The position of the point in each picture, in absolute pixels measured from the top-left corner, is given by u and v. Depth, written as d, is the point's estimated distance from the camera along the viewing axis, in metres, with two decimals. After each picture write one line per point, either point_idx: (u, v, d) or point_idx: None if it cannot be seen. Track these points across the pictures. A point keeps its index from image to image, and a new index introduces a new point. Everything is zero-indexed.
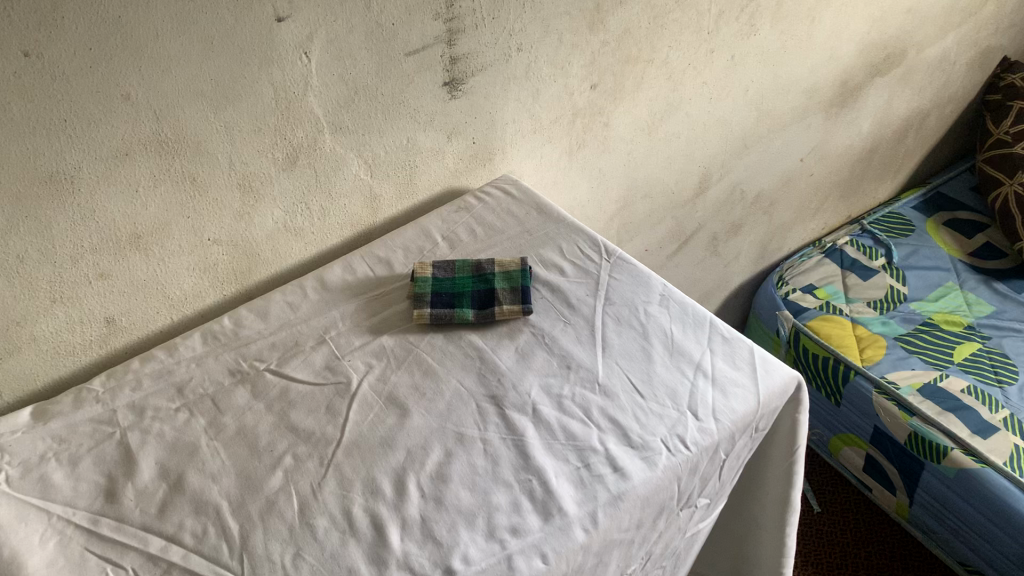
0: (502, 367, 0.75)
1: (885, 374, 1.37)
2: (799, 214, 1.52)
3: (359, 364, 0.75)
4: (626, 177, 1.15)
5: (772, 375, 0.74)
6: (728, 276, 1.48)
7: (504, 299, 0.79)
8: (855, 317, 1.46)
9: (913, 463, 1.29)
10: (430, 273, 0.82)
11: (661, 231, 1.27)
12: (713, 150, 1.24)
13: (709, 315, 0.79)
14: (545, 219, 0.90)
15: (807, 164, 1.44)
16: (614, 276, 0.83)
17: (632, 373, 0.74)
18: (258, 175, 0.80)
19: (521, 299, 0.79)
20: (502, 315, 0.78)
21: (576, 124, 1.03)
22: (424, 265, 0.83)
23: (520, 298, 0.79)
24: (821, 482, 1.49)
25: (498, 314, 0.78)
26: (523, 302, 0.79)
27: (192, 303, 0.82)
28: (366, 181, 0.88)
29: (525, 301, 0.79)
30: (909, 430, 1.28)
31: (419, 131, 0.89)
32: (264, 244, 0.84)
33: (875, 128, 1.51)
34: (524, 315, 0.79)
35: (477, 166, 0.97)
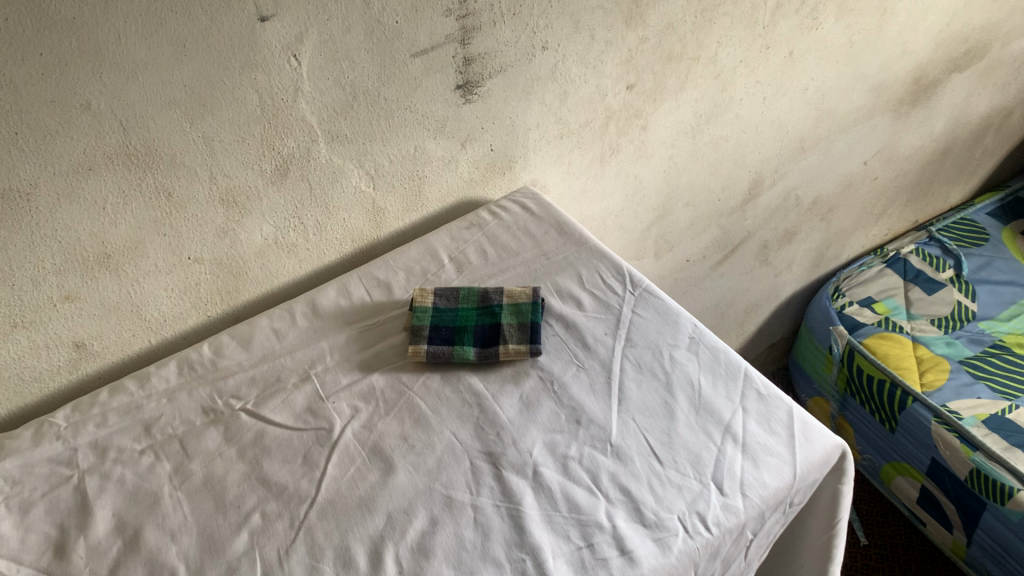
0: (503, 418, 0.66)
1: (947, 403, 1.25)
2: (860, 220, 1.40)
3: (344, 408, 0.67)
4: (666, 185, 1.04)
5: (812, 444, 0.64)
6: (778, 287, 1.37)
7: (510, 337, 0.70)
8: (916, 335, 1.34)
9: (976, 503, 1.17)
10: (432, 302, 0.74)
11: (705, 240, 1.16)
12: (767, 154, 1.12)
13: (744, 364, 0.69)
14: (566, 240, 0.80)
15: (871, 167, 1.31)
16: (638, 312, 0.73)
17: (649, 434, 0.65)
18: (244, 190, 0.72)
19: (530, 337, 0.70)
20: (506, 356, 0.69)
21: (609, 128, 0.93)
22: (425, 292, 0.74)
23: (528, 337, 0.70)
24: (870, 511, 1.37)
25: (502, 354, 0.69)
26: (532, 341, 0.70)
27: (173, 326, 0.75)
28: (368, 194, 0.80)
29: (533, 340, 0.70)
30: (971, 466, 1.16)
31: (429, 139, 0.80)
32: (253, 262, 0.76)
33: (949, 128, 1.38)
34: (532, 356, 0.70)
35: (496, 176, 0.88)
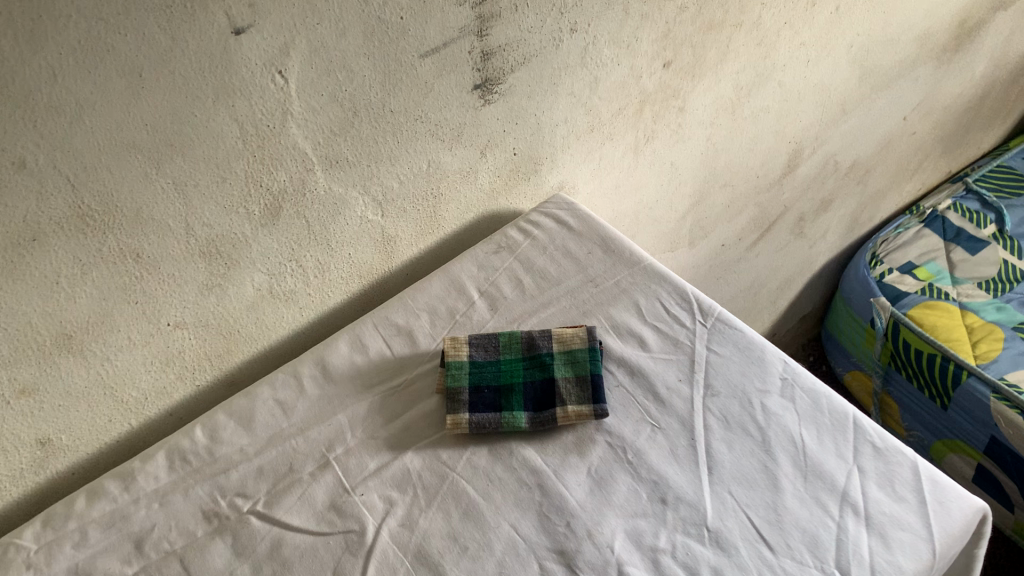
0: (571, 503, 0.54)
1: (1005, 375, 1.14)
2: (895, 178, 1.28)
3: (376, 502, 0.55)
4: (703, 169, 0.92)
5: (947, 511, 0.53)
6: (811, 259, 1.26)
7: (568, 395, 0.58)
8: (963, 303, 1.24)
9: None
10: (468, 355, 0.61)
11: (742, 221, 1.05)
12: (808, 122, 1.00)
13: (850, 410, 0.58)
14: (615, 261, 0.69)
15: (910, 123, 1.19)
16: (715, 350, 0.62)
17: (752, 511, 0.53)
18: (229, 238, 0.58)
19: (591, 394, 0.58)
20: (566, 420, 0.57)
21: (643, 114, 0.80)
22: (458, 341, 0.62)
23: (589, 393, 0.58)
24: None
25: (560, 418, 0.57)
26: (594, 400, 0.58)
27: (156, 403, 0.62)
28: (377, 223, 0.66)
29: (596, 397, 0.58)
30: None
31: (444, 152, 0.67)
32: (246, 318, 0.63)
33: (988, 72, 1.26)
34: (597, 418, 0.58)
35: (520, 182, 0.75)
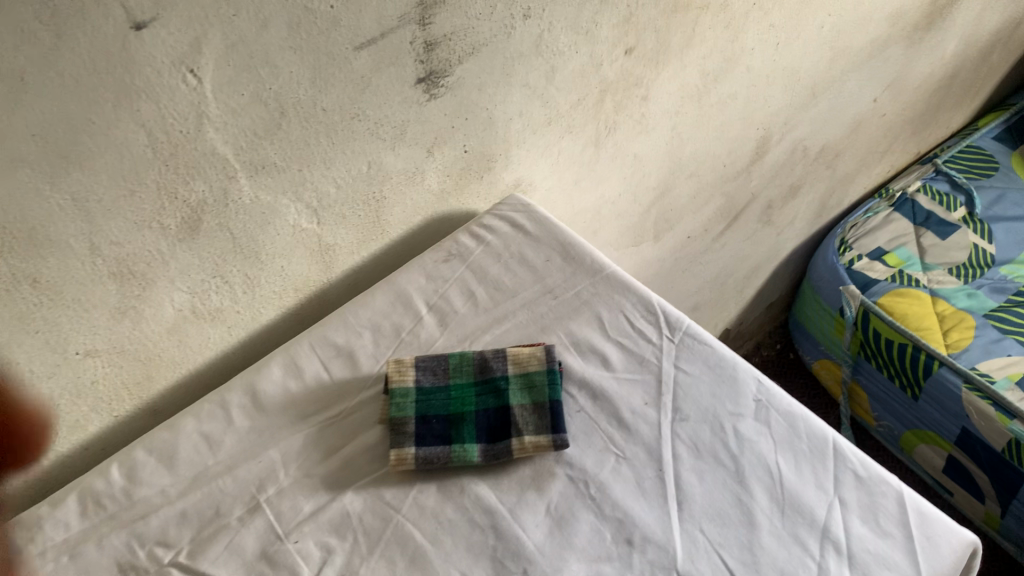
0: (528, 546, 0.49)
1: (976, 365, 1.10)
2: (864, 161, 1.24)
3: (312, 550, 0.49)
4: (668, 160, 0.87)
5: (936, 547, 0.48)
6: (778, 246, 1.22)
7: (525, 425, 0.53)
8: (934, 290, 1.20)
9: (1013, 475, 1.03)
10: (416, 381, 0.57)
11: (708, 211, 1.00)
12: (776, 107, 0.95)
13: (830, 433, 0.54)
14: (574, 269, 0.64)
15: (880, 104, 1.15)
16: (684, 368, 0.57)
17: (726, 551, 0.48)
18: (141, 256, 0.52)
19: (550, 423, 0.53)
20: (522, 453, 0.52)
21: (604, 104, 0.74)
22: (404, 365, 0.57)
23: (548, 422, 0.54)
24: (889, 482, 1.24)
25: (516, 451, 0.53)
26: (554, 430, 0.53)
27: (69, 439, 0.56)
28: (313, 232, 0.60)
29: (555, 426, 0.53)
30: (1009, 437, 1.02)
31: (386, 152, 0.60)
32: (167, 342, 0.57)
33: (960, 50, 1.22)
34: (556, 449, 0.53)
35: (472, 181, 0.69)
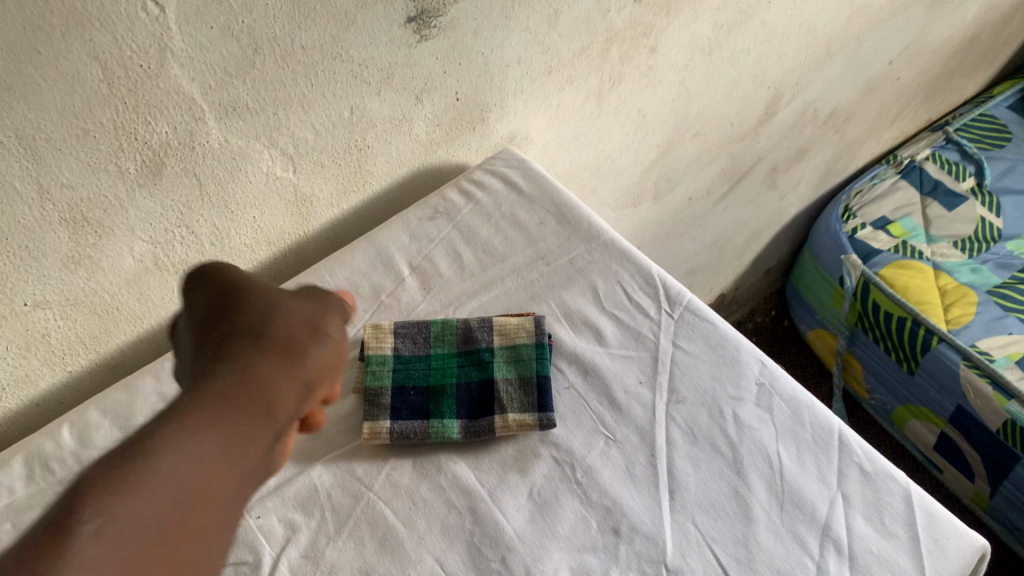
0: (508, 533, 0.46)
1: (976, 342, 1.07)
2: (874, 126, 1.20)
3: (275, 527, 0.46)
4: (672, 117, 0.82)
5: (943, 551, 0.45)
6: (779, 211, 1.19)
7: (509, 401, 0.50)
8: (937, 263, 1.17)
9: (1006, 456, 1.00)
10: (394, 349, 0.53)
11: (711, 172, 0.96)
12: (790, 65, 0.90)
13: (835, 423, 0.50)
14: (569, 233, 0.60)
15: (896, 67, 1.10)
16: (683, 347, 0.53)
17: (719, 547, 0.45)
18: (97, 201, 0.47)
19: (537, 400, 0.50)
20: (505, 431, 0.49)
21: (609, 54, 0.69)
22: (383, 331, 0.54)
23: (535, 399, 0.50)
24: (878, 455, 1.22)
25: (499, 429, 0.49)
26: (540, 408, 0.49)
27: (16, 395, 0.51)
28: (288, 180, 0.56)
29: (542, 404, 0.50)
30: (1005, 417, 0.98)
31: (371, 97, 0.56)
32: (126, 295, 0.53)
33: (982, 13, 1.16)
34: (541, 429, 0.49)
35: (464, 133, 0.65)
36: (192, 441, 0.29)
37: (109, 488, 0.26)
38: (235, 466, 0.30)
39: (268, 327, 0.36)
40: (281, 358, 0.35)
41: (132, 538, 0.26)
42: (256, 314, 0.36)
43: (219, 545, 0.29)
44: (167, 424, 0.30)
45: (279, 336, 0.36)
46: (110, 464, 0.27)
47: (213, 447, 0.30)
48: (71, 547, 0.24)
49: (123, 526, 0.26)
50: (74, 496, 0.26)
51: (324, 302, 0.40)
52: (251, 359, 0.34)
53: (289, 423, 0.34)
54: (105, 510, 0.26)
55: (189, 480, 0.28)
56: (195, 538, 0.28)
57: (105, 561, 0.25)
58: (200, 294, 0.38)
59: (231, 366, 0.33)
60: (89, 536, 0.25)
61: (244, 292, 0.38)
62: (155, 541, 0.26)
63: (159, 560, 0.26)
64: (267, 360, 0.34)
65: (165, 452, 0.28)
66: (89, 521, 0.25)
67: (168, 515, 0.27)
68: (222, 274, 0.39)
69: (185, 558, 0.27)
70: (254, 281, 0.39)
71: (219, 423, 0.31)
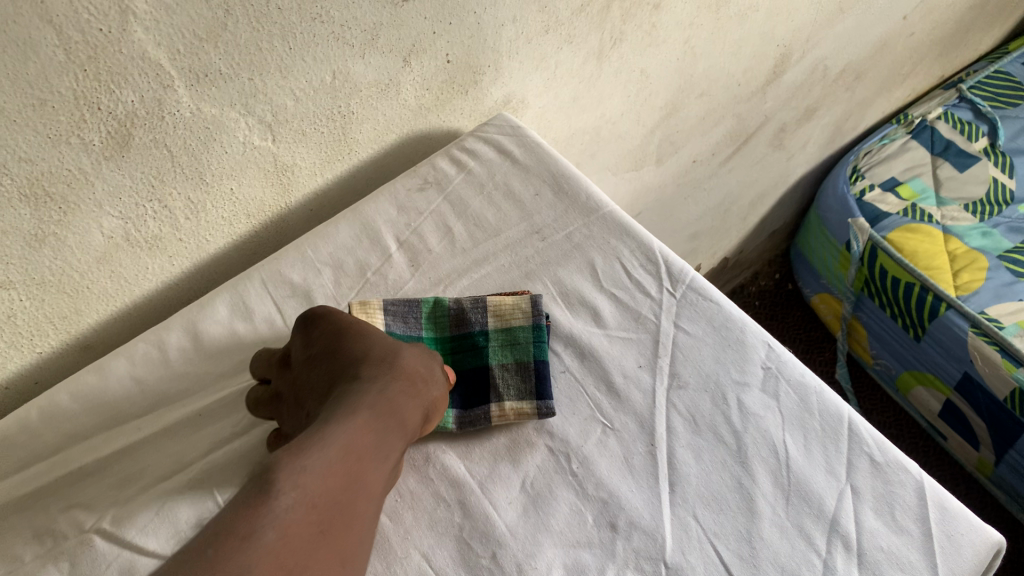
0: (499, 528, 0.43)
1: (985, 309, 1.04)
2: (885, 84, 1.16)
3: None
4: (677, 77, 0.79)
5: (956, 547, 0.42)
6: (786, 172, 1.15)
7: (505, 388, 0.48)
8: (947, 227, 1.13)
9: (1011, 425, 0.97)
10: (385, 324, 0.49)
11: (717, 133, 0.92)
12: (801, 21, 0.86)
13: (844, 409, 0.47)
14: (566, 205, 0.57)
15: (911, 22, 1.05)
16: (685, 328, 0.51)
17: (721, 543, 0.42)
18: (59, 175, 0.44)
19: (535, 387, 0.48)
20: (502, 420, 0.47)
21: (611, 12, 0.65)
22: (372, 305, 0.50)
23: (532, 386, 0.48)
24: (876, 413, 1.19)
25: (495, 418, 0.47)
26: (538, 396, 0.47)
27: None
28: (266, 149, 0.52)
29: (540, 391, 0.47)
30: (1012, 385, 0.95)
31: (355, 61, 0.52)
32: (97, 273, 0.50)
33: None
34: (539, 417, 0.47)
35: (456, 97, 0.61)
36: (353, 441, 0.36)
37: (303, 466, 0.33)
38: (377, 467, 0.37)
39: (398, 358, 0.42)
40: (410, 386, 0.41)
41: (320, 509, 0.32)
42: (381, 350, 0.42)
43: (370, 528, 0.35)
44: (338, 422, 0.36)
45: (406, 368, 0.42)
46: (297, 444, 0.34)
47: (367, 448, 0.36)
48: (277, 506, 0.31)
49: (314, 496, 0.32)
50: (275, 466, 0.32)
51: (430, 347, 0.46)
52: (390, 384, 0.40)
53: (410, 439, 0.41)
54: (298, 482, 0.32)
55: (354, 470, 0.35)
56: (358, 517, 0.34)
57: (302, 522, 0.31)
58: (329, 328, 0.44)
59: (375, 386, 0.40)
60: (285, 507, 0.31)
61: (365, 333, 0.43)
62: (334, 510, 0.33)
63: (334, 527, 0.32)
64: (398, 390, 0.40)
65: (337, 445, 0.35)
66: (284, 495, 0.31)
67: (342, 488, 0.33)
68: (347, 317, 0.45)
69: (349, 528, 0.33)
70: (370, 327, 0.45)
71: (372, 427, 0.37)
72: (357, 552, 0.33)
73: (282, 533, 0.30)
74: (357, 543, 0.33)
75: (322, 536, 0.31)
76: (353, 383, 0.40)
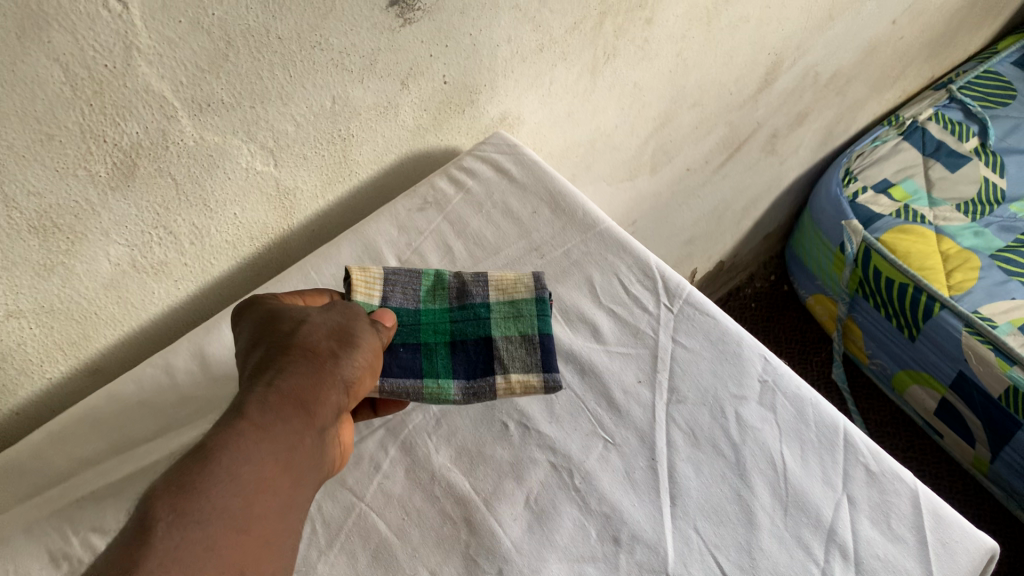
0: (505, 544, 0.44)
1: (978, 308, 1.05)
2: (876, 87, 1.17)
3: None
4: (670, 88, 0.80)
5: (951, 555, 0.43)
6: (778, 176, 1.16)
7: (511, 361, 0.48)
8: (939, 227, 1.14)
9: (1006, 422, 0.98)
10: (382, 297, 0.49)
11: (710, 141, 0.93)
12: (791, 30, 0.87)
13: (841, 421, 0.49)
14: (564, 222, 0.58)
15: (899, 26, 1.06)
16: (683, 343, 0.52)
17: (722, 554, 0.43)
18: (67, 207, 0.45)
19: (540, 360, 0.48)
20: (508, 391, 0.47)
21: (603, 28, 0.66)
22: (371, 277, 0.50)
23: (538, 359, 0.48)
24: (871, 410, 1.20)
25: (502, 390, 0.47)
26: (545, 369, 0.47)
27: None
28: (269, 175, 0.53)
29: (545, 364, 0.48)
30: (1008, 384, 0.96)
31: (354, 86, 0.53)
32: (104, 299, 0.51)
33: None
34: (545, 389, 0.47)
35: (453, 116, 0.62)
36: (241, 442, 0.34)
37: (183, 491, 0.31)
38: (283, 462, 0.35)
39: (297, 339, 0.40)
40: (313, 363, 0.39)
41: (206, 531, 0.31)
42: (286, 332, 0.41)
43: (283, 527, 0.34)
44: (222, 431, 0.34)
45: (309, 344, 0.40)
46: (177, 471, 0.32)
47: (262, 447, 0.34)
48: (154, 540, 0.30)
49: (190, 521, 0.31)
50: (153, 499, 0.31)
51: (351, 313, 0.44)
52: (284, 370, 0.38)
53: (333, 415, 0.39)
54: (175, 509, 0.31)
55: (246, 478, 0.33)
56: (256, 526, 0.33)
57: (181, 548, 0.30)
58: (246, 331, 0.43)
59: (265, 379, 0.38)
60: (160, 538, 0.30)
61: (278, 320, 0.42)
62: (223, 527, 0.31)
63: (225, 542, 0.31)
64: (302, 371, 0.38)
65: (222, 459, 0.33)
66: (160, 527, 0.30)
67: (226, 501, 0.32)
68: (262, 311, 0.43)
69: (246, 539, 0.32)
70: (283, 308, 0.43)
71: (261, 424, 0.35)
72: (261, 563, 0.32)
73: (163, 564, 0.29)
74: (259, 548, 0.32)
75: (212, 555, 0.31)
76: (248, 383, 0.38)
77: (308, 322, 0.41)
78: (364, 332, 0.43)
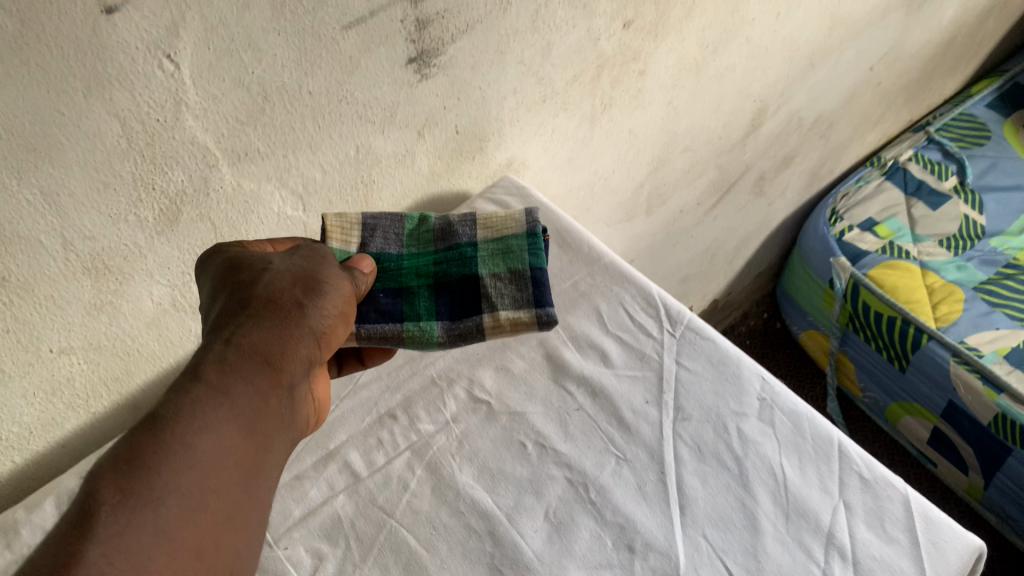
0: (527, 554, 0.47)
1: (964, 339, 1.09)
2: (857, 130, 1.23)
3: (302, 557, 0.48)
4: (662, 134, 0.84)
5: (942, 553, 0.47)
6: (767, 217, 1.21)
7: (500, 298, 0.51)
8: (923, 262, 1.19)
9: (998, 449, 1.01)
10: (362, 242, 0.53)
11: (701, 184, 0.98)
12: (774, 79, 0.92)
13: (835, 434, 0.52)
14: (572, 258, 0.63)
15: (876, 73, 1.12)
16: (686, 366, 0.56)
17: (729, 558, 0.47)
18: (117, 250, 0.49)
19: (530, 297, 0.51)
20: (497, 330, 0.50)
21: (601, 80, 0.71)
22: (349, 222, 0.53)
23: (528, 296, 0.51)
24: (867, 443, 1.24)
25: (490, 328, 0.50)
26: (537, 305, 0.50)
27: (42, 437, 0.53)
28: (298, 219, 0.58)
29: (535, 301, 0.50)
30: (995, 411, 1.00)
31: (375, 135, 0.57)
32: (146, 336, 0.55)
33: (958, 16, 1.19)
34: (534, 325, 0.50)
35: (464, 162, 0.67)
36: (194, 413, 0.35)
37: (133, 469, 0.32)
38: (242, 430, 0.37)
39: (259, 292, 0.41)
40: (276, 319, 0.41)
41: (158, 510, 0.32)
42: (248, 283, 0.42)
43: (239, 499, 0.35)
44: (178, 396, 0.36)
45: (269, 297, 0.41)
46: (126, 447, 0.33)
47: (221, 415, 0.36)
48: (98, 525, 0.31)
49: (138, 500, 0.32)
50: (99, 480, 0.32)
51: (316, 257, 0.45)
52: (247, 326, 0.40)
53: (302, 364, 0.41)
54: (121, 490, 0.32)
55: (200, 450, 0.34)
56: (212, 501, 0.34)
57: (127, 529, 0.31)
58: (208, 279, 0.45)
59: (225, 336, 0.39)
60: (107, 520, 0.31)
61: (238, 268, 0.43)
62: (175, 504, 0.33)
63: (177, 520, 0.32)
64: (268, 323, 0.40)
65: (177, 430, 0.34)
66: (107, 508, 0.31)
67: (176, 477, 0.33)
68: (225, 254, 0.45)
69: (202, 516, 0.33)
70: (245, 255, 0.44)
71: (216, 389, 0.37)
72: (220, 538, 0.34)
73: (111, 544, 0.30)
74: (217, 524, 0.34)
75: (161, 538, 0.32)
76: (210, 339, 0.40)
77: (269, 269, 0.43)
78: (329, 276, 0.45)
